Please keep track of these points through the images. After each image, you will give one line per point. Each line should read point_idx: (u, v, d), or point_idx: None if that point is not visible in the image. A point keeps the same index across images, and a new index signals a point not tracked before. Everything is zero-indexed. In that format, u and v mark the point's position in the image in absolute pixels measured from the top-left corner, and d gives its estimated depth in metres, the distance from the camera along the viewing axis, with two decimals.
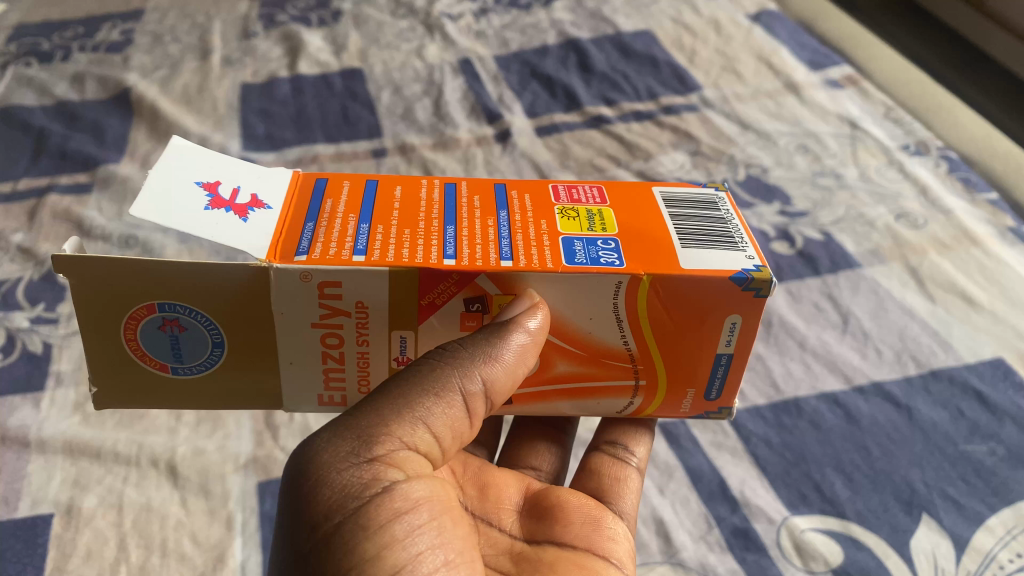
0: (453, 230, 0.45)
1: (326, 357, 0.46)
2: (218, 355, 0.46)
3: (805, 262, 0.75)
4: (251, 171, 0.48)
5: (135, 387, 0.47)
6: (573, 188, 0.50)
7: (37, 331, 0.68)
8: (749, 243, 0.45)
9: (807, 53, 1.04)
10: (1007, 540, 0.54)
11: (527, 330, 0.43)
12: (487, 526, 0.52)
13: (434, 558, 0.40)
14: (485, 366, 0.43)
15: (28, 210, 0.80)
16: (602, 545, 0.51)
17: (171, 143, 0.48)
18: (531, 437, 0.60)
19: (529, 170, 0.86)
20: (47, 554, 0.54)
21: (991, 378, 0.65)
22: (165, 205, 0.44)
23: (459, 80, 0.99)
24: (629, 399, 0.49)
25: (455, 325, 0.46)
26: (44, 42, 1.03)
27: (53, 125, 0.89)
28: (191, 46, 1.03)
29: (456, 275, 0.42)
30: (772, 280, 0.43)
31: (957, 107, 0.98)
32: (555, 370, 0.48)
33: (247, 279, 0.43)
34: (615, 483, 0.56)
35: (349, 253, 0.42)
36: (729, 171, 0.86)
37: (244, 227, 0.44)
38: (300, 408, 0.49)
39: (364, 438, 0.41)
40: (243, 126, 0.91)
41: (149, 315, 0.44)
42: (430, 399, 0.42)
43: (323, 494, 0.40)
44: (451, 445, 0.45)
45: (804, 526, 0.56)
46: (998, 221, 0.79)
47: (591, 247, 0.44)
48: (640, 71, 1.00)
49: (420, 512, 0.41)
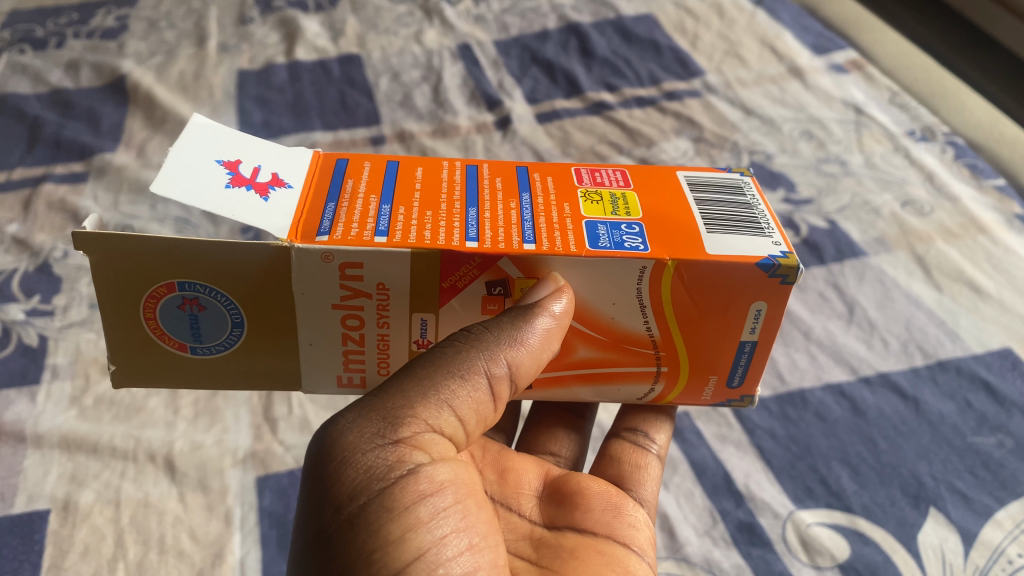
0: (475, 212, 0.44)
1: (346, 339, 0.45)
2: (237, 335, 0.45)
3: (809, 250, 0.74)
4: (272, 149, 0.47)
5: (153, 368, 0.47)
6: (596, 172, 0.49)
7: (33, 323, 0.67)
8: (776, 229, 0.44)
9: (811, 37, 1.02)
10: (1016, 534, 0.54)
11: (552, 314, 0.42)
12: (506, 510, 0.52)
13: (458, 542, 0.39)
14: (510, 349, 0.42)
15: (23, 201, 0.78)
16: (623, 532, 0.50)
17: (194, 119, 0.47)
18: (549, 423, 0.60)
19: (530, 157, 0.85)
20: (44, 551, 0.53)
21: (999, 369, 0.64)
22: (186, 183, 0.42)
23: (458, 66, 0.97)
24: (649, 385, 0.49)
25: (476, 308, 0.45)
26: (38, 29, 1.01)
27: (47, 113, 0.88)
28: (187, 32, 1.01)
29: (479, 257, 0.41)
30: (800, 267, 0.42)
31: (963, 91, 0.97)
32: (577, 355, 0.47)
33: (268, 259, 0.42)
34: (635, 470, 0.55)
35: (371, 233, 0.41)
36: (732, 158, 0.84)
37: (265, 206, 0.43)
38: (319, 389, 0.48)
39: (390, 419, 0.40)
40: (239, 113, 0.89)
41: (169, 294, 0.43)
42: (455, 381, 0.41)
43: (347, 475, 0.39)
44: (475, 428, 0.44)
45: (810, 520, 0.55)
46: (1005, 207, 0.78)
47: (614, 231, 0.43)
48: (642, 56, 0.99)
49: (445, 494, 0.40)
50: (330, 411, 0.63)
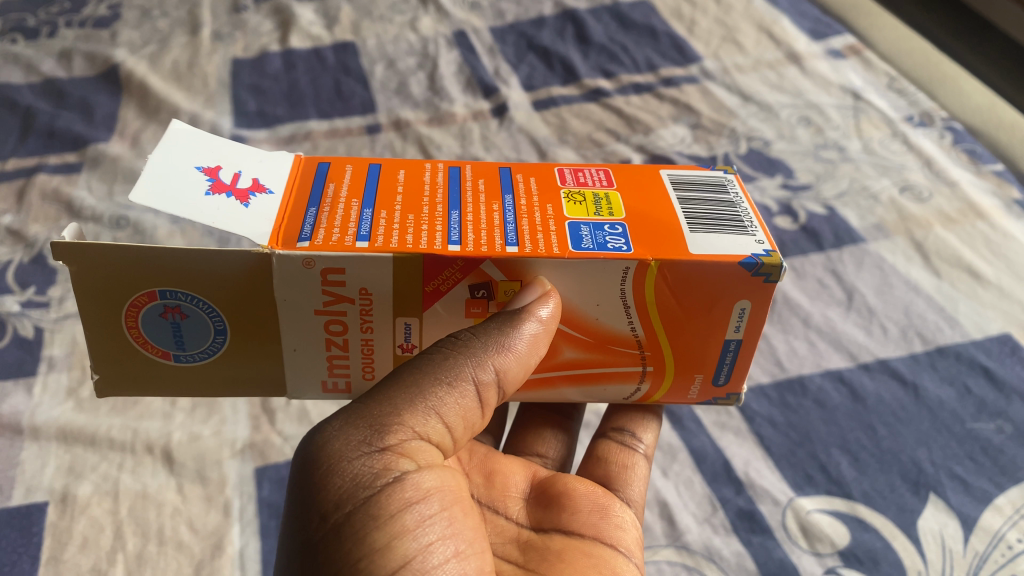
0: (458, 215, 0.43)
1: (330, 344, 0.45)
2: (220, 342, 0.45)
3: (808, 237, 0.74)
4: (252, 155, 0.47)
5: (137, 375, 0.46)
6: (579, 172, 0.48)
7: (28, 315, 0.66)
8: (759, 226, 0.44)
9: (809, 22, 1.02)
10: (1015, 519, 0.54)
11: (540, 319, 0.41)
12: (493, 513, 0.52)
13: (444, 549, 0.39)
14: (497, 356, 0.42)
15: (17, 191, 0.78)
16: (610, 533, 0.49)
17: (171, 126, 0.46)
18: (538, 424, 0.60)
19: (527, 145, 0.84)
20: (42, 543, 0.53)
21: (998, 355, 0.64)
22: (165, 191, 0.42)
23: (454, 53, 0.96)
24: (635, 385, 0.48)
25: (460, 312, 0.44)
26: (29, 18, 1.00)
27: (40, 103, 0.87)
28: (180, 21, 1.00)
29: (461, 261, 0.41)
30: (783, 265, 0.42)
31: (961, 76, 0.96)
32: (562, 356, 0.47)
33: (250, 266, 0.41)
34: (622, 470, 0.55)
35: (352, 239, 0.41)
36: (730, 144, 0.84)
37: (246, 212, 0.42)
38: (304, 395, 0.48)
39: (377, 427, 0.40)
40: (234, 102, 0.89)
41: (151, 302, 0.43)
42: (443, 388, 0.41)
43: (333, 483, 0.39)
44: (463, 435, 0.44)
45: (809, 507, 0.55)
46: (1004, 193, 0.78)
47: (598, 232, 0.43)
48: (639, 42, 0.98)
49: (431, 501, 0.40)
50: (326, 403, 0.63)
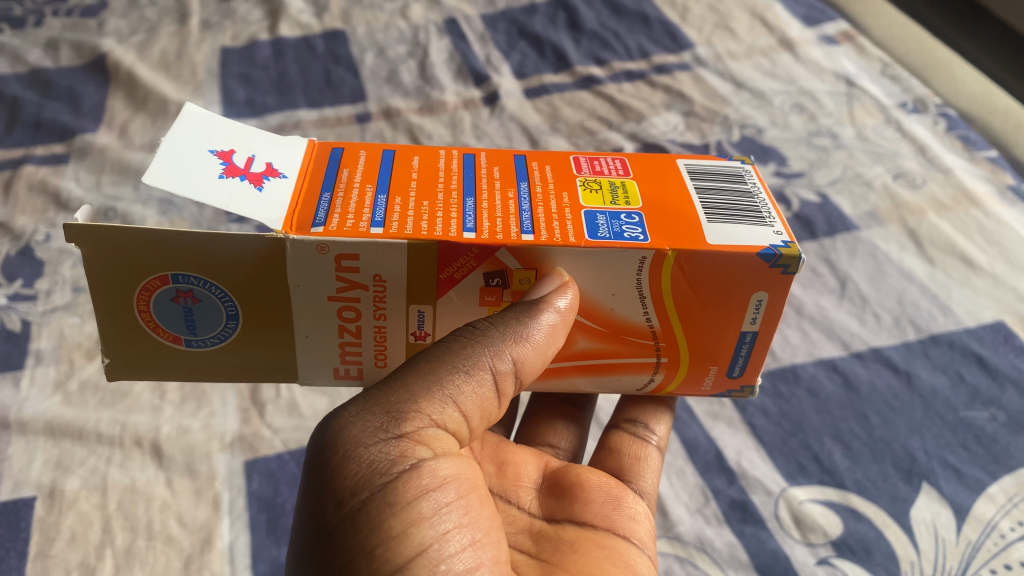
0: (473, 203, 0.43)
1: (342, 331, 0.44)
2: (232, 328, 0.44)
3: (801, 225, 0.74)
4: (266, 139, 0.46)
5: (146, 359, 0.45)
6: (595, 160, 0.48)
7: (15, 308, 0.65)
8: (776, 218, 0.43)
9: (802, 8, 1.01)
10: (1008, 508, 0.54)
11: (557, 309, 0.41)
12: (505, 503, 0.51)
13: (460, 538, 0.39)
14: (515, 345, 0.41)
15: (3, 182, 0.76)
16: (622, 524, 0.49)
17: (184, 109, 0.45)
18: (548, 416, 0.59)
19: (519, 134, 0.83)
20: (30, 538, 0.52)
21: (991, 342, 0.64)
22: (179, 175, 0.41)
23: (445, 41, 0.95)
24: (649, 376, 0.48)
25: (475, 301, 0.43)
26: (15, 7, 0.98)
27: (27, 93, 0.86)
28: (168, 10, 0.98)
29: (476, 249, 0.40)
30: (801, 257, 0.41)
31: (955, 62, 0.96)
32: (576, 346, 0.46)
33: (263, 251, 0.41)
34: (635, 462, 0.55)
35: (367, 224, 0.40)
36: (723, 132, 0.83)
37: (260, 197, 0.41)
38: (316, 380, 0.47)
39: (394, 414, 0.39)
40: (223, 92, 0.87)
41: (163, 286, 0.42)
42: (460, 377, 0.40)
43: (350, 470, 0.38)
44: (479, 424, 0.43)
45: (802, 497, 0.55)
46: (998, 179, 0.77)
47: (614, 221, 0.42)
48: (631, 29, 0.97)
49: (448, 490, 0.39)
50: (317, 395, 0.62)
